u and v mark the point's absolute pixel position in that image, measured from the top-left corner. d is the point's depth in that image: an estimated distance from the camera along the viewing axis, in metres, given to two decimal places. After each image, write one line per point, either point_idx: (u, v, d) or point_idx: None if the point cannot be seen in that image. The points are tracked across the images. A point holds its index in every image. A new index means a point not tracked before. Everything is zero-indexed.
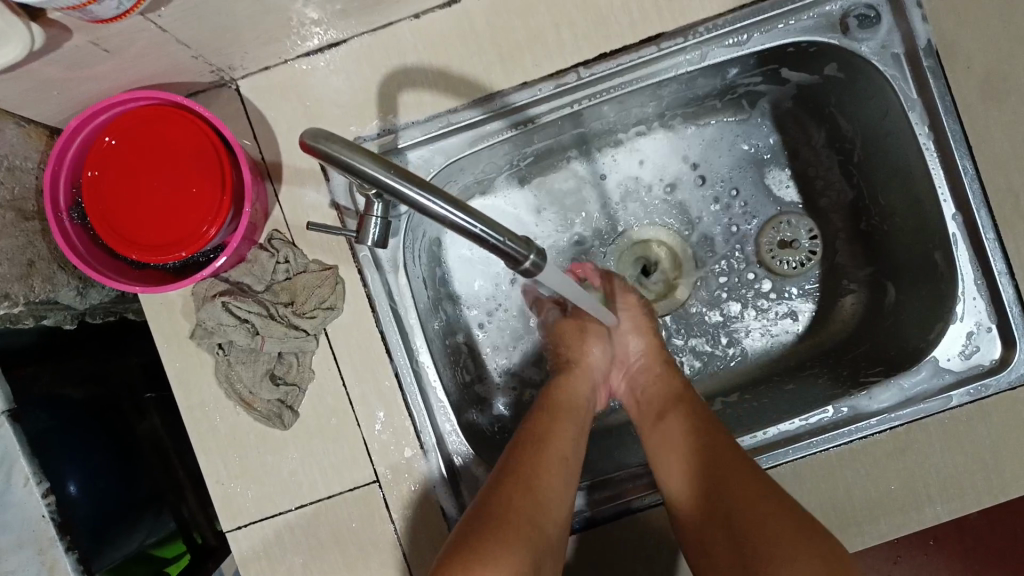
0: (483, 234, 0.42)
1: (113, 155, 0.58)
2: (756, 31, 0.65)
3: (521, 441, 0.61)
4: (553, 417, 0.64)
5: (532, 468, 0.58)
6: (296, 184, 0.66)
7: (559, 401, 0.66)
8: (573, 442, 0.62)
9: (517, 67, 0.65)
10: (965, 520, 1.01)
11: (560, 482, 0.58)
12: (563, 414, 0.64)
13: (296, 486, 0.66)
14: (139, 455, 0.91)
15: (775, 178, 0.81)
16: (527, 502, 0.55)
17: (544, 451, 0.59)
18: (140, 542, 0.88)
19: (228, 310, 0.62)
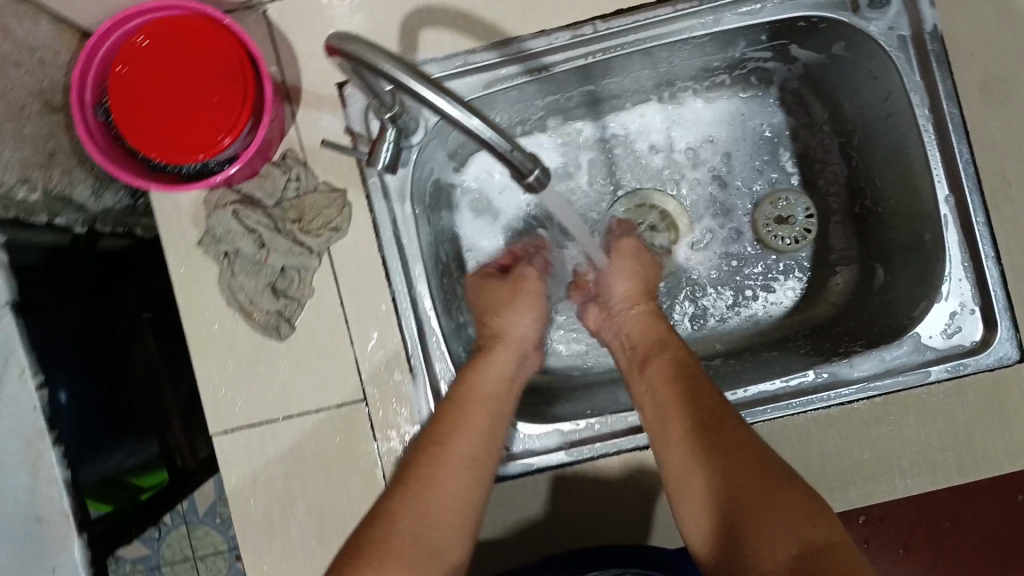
0: (490, 139, 0.45)
1: (140, 55, 0.60)
2: (770, 2, 0.67)
3: (430, 435, 0.60)
4: (458, 411, 0.62)
5: (430, 472, 0.57)
6: (313, 107, 0.68)
7: (473, 386, 0.64)
8: (480, 431, 0.61)
9: (539, 14, 0.67)
10: (934, 529, 1.02)
11: (457, 487, 0.57)
12: (471, 402, 0.63)
13: (287, 398, 0.68)
14: (128, 377, 0.93)
15: (777, 158, 0.84)
16: (409, 519, 0.54)
17: (445, 448, 0.59)
18: (119, 467, 0.90)
19: (238, 219, 0.66)
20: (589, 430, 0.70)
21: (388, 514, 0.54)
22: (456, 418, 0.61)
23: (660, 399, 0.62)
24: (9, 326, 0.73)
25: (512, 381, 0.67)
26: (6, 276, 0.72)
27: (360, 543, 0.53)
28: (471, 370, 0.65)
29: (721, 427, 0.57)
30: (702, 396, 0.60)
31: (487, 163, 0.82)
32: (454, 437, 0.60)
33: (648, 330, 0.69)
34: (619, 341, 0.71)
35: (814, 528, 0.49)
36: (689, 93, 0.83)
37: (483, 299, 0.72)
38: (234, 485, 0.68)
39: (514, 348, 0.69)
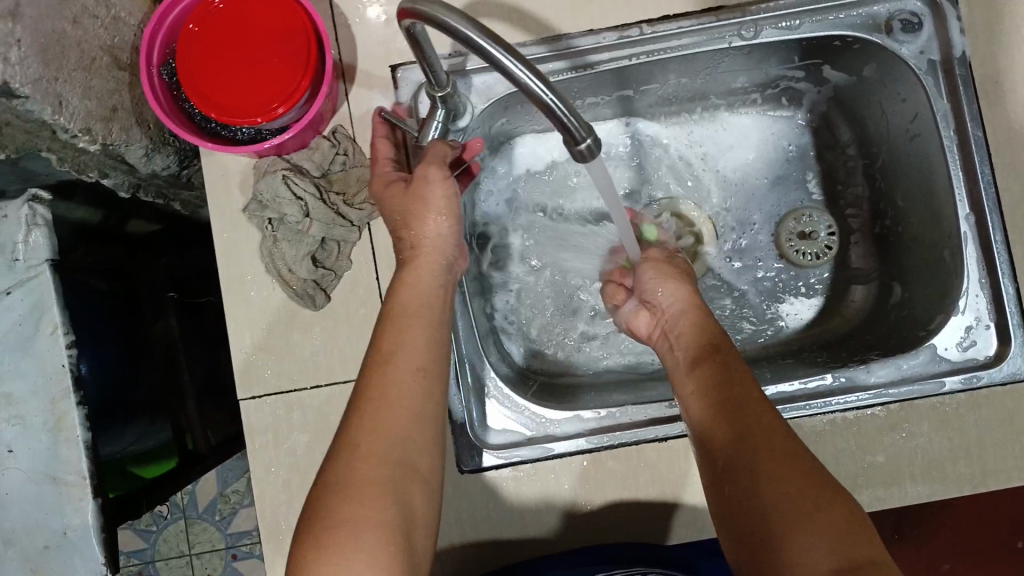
0: (553, 103, 0.47)
1: (210, 20, 0.62)
2: (808, 19, 0.71)
3: (374, 359, 0.58)
4: (381, 361, 0.58)
5: (378, 398, 0.55)
6: (366, 87, 0.70)
7: (402, 307, 0.61)
8: (420, 346, 0.59)
9: (586, 15, 0.70)
10: (937, 564, 1.05)
11: (387, 445, 0.53)
12: (403, 318, 0.60)
13: (316, 367, 0.69)
14: (148, 355, 0.91)
15: (803, 178, 0.86)
16: (337, 490, 0.51)
17: (388, 372, 0.57)
18: (121, 452, 0.88)
19: (287, 184, 0.67)
20: (609, 419, 0.70)
21: (348, 444, 0.54)
22: (390, 334, 0.59)
23: (702, 398, 0.62)
24: (47, 284, 0.74)
25: (438, 288, 0.63)
26: (49, 235, 0.73)
27: (331, 477, 0.52)
28: (403, 282, 0.62)
29: (763, 425, 0.57)
30: (746, 394, 0.60)
31: (524, 157, 0.84)
32: (380, 391, 0.56)
33: (691, 331, 0.68)
34: (666, 340, 0.70)
35: (849, 542, 0.50)
36: (721, 108, 0.85)
37: (389, 207, 0.65)
38: (257, 450, 0.68)
39: (433, 249, 0.64)
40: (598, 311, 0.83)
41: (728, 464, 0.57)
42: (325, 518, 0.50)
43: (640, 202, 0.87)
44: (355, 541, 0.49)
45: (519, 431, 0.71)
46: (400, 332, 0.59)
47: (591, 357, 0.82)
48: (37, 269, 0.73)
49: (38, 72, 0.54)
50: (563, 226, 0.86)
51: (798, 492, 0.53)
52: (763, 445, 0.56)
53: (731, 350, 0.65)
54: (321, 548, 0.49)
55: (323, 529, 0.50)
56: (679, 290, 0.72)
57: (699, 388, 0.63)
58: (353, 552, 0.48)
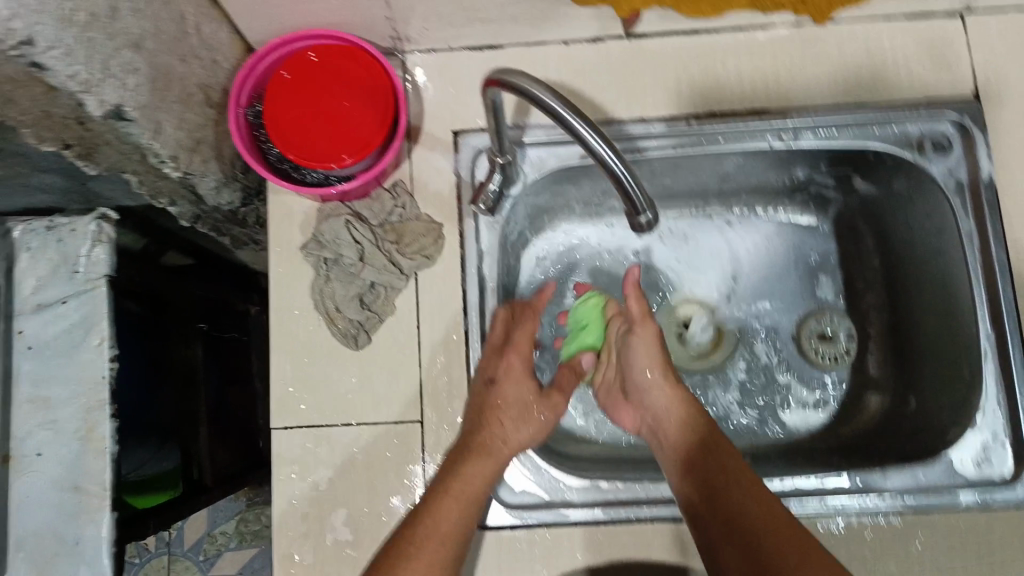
0: (609, 159, 0.52)
1: (299, 71, 0.68)
2: (847, 130, 0.76)
3: (428, 509, 0.61)
4: (432, 514, 0.61)
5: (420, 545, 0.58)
6: (428, 147, 0.75)
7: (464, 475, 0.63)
8: (466, 513, 0.62)
9: (640, 105, 0.76)
10: None
11: None
12: (461, 492, 0.62)
13: (348, 406, 0.71)
14: (166, 374, 0.91)
15: (826, 283, 0.89)
16: None
17: (431, 527, 0.60)
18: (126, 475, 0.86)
19: (348, 230, 0.72)
20: (625, 492, 0.71)
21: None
22: (441, 497, 0.61)
23: (700, 493, 0.62)
24: (101, 298, 0.77)
25: (504, 452, 0.66)
26: (111, 252, 0.77)
27: None
28: (470, 452, 0.65)
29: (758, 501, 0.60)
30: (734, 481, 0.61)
31: (565, 233, 0.88)
32: (425, 545, 0.58)
33: (685, 423, 0.68)
34: (654, 430, 0.70)
35: None
36: (752, 207, 0.90)
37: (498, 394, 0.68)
38: (280, 479, 0.69)
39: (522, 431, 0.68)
40: None
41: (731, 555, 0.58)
42: None
43: (666, 285, 0.90)
44: None
45: (539, 495, 0.71)
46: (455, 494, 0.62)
47: (603, 429, 0.83)
48: (96, 282, 0.77)
49: (144, 97, 0.59)
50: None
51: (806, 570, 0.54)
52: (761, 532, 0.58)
53: (727, 445, 0.65)
54: None
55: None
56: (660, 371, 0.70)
57: (696, 484, 0.63)
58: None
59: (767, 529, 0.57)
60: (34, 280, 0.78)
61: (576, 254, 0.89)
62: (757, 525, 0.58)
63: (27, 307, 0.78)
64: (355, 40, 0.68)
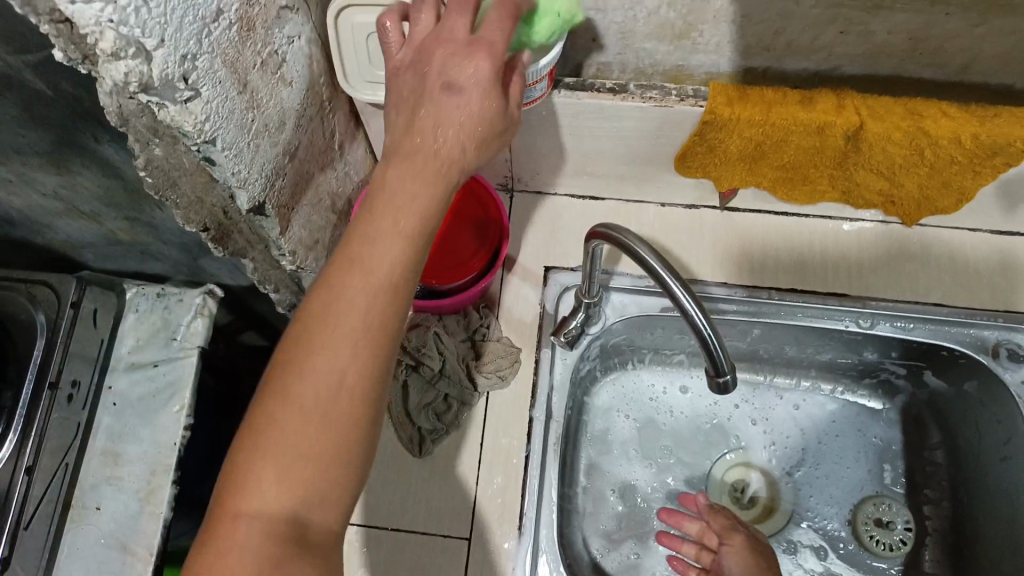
0: (703, 327, 0.54)
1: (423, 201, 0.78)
2: (923, 324, 0.78)
3: (335, 269, 0.45)
4: (338, 270, 0.45)
5: (299, 364, 0.43)
6: (519, 278, 0.80)
7: (386, 213, 0.46)
8: (383, 300, 0.45)
9: (724, 271, 0.81)
10: None
11: (324, 367, 0.43)
12: (388, 237, 0.45)
13: (400, 512, 0.73)
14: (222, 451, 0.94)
15: (889, 471, 0.88)
16: (258, 423, 0.43)
17: (344, 287, 0.44)
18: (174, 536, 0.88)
19: (434, 339, 0.75)
20: None
21: (259, 429, 0.43)
22: (372, 244, 0.45)
23: None
24: (189, 367, 0.81)
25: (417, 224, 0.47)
26: (208, 325, 0.83)
27: (254, 416, 0.43)
28: (409, 178, 0.47)
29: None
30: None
31: (635, 378, 0.91)
32: (334, 305, 0.44)
33: None
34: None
35: None
36: (820, 384, 0.91)
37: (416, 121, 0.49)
38: None
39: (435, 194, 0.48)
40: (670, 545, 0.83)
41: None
42: (239, 462, 0.42)
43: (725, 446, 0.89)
44: (259, 475, 0.42)
45: None
46: (377, 243, 0.45)
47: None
48: (188, 351, 0.82)
49: (283, 198, 0.66)
50: (649, 447, 0.88)
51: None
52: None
53: None
54: (238, 474, 0.42)
55: (219, 527, 0.41)
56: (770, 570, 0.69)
57: None
58: (230, 557, 0.40)
59: None
60: (133, 341, 0.83)
61: (640, 399, 0.90)
62: None
63: (121, 365, 0.83)
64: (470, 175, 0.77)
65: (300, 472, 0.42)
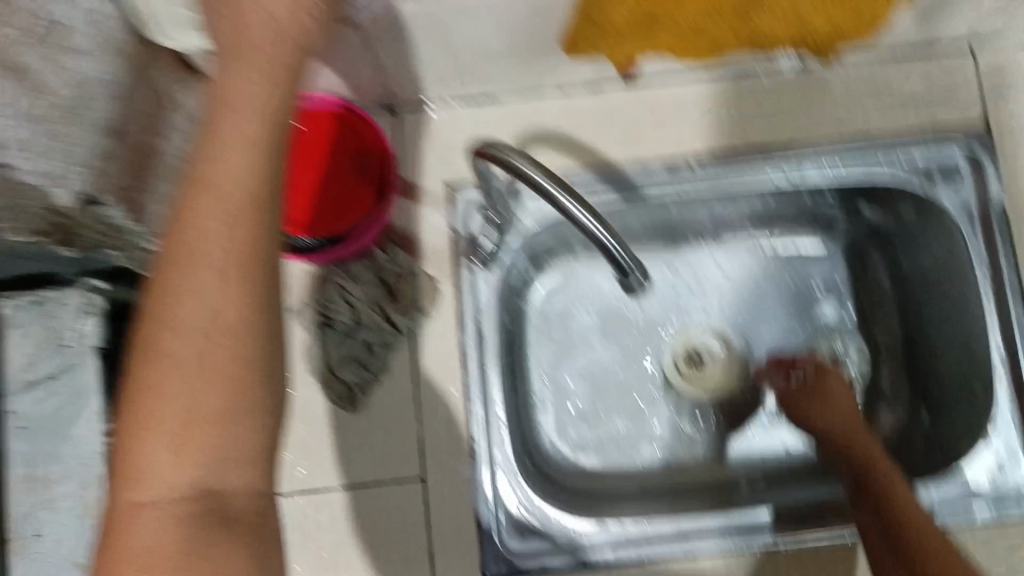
0: (614, 249, 0.54)
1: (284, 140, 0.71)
2: (852, 162, 0.74)
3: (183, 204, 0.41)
4: (184, 207, 0.41)
5: (167, 321, 0.41)
6: (423, 204, 0.73)
7: (224, 123, 0.41)
8: (238, 226, 0.41)
9: (637, 147, 0.75)
10: None
11: (194, 314, 0.41)
12: (231, 151, 0.41)
13: (348, 470, 0.69)
14: None
15: (825, 309, 0.85)
16: (141, 388, 0.41)
17: (194, 222, 0.41)
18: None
19: (342, 293, 0.71)
20: (635, 529, 0.70)
21: (141, 408, 0.41)
22: (213, 166, 0.41)
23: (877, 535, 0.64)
24: (92, 369, 0.75)
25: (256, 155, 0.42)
26: (101, 322, 0.75)
27: (135, 382, 0.41)
28: (238, 75, 0.42)
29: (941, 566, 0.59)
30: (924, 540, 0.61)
31: (571, 272, 0.85)
32: (189, 244, 0.41)
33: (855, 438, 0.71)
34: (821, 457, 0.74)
35: None
36: (758, 240, 0.86)
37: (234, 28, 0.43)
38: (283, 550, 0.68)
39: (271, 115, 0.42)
40: (631, 431, 0.83)
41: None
42: (133, 435, 0.41)
43: (663, 327, 0.85)
44: (156, 445, 0.41)
45: (546, 536, 0.69)
46: (219, 160, 0.41)
47: (606, 462, 0.82)
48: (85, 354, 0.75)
49: (117, 176, 0.57)
50: (586, 341, 0.85)
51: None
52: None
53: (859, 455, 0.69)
54: (134, 448, 0.41)
55: (128, 508, 0.41)
56: (851, 421, 0.72)
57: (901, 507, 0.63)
58: (140, 545, 0.40)
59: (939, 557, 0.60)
60: None
61: (570, 299, 0.85)
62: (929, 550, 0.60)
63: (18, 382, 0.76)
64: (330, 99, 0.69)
65: (190, 447, 0.41)
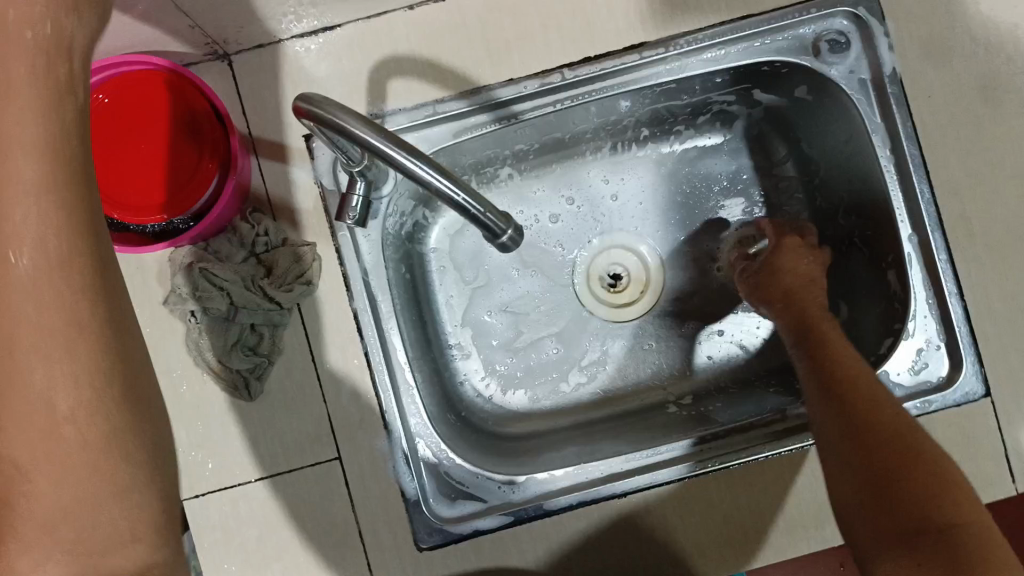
0: (466, 203, 0.49)
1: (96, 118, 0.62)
2: (734, 48, 0.69)
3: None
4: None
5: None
6: (281, 161, 0.67)
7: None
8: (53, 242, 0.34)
9: (505, 63, 0.68)
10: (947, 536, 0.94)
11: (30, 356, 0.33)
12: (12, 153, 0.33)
13: (257, 460, 0.66)
14: None
15: (729, 209, 0.82)
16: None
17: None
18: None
19: (205, 276, 0.64)
20: (566, 479, 0.69)
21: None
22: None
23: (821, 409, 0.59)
24: None
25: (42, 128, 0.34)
26: None
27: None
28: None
29: (880, 409, 0.56)
30: (862, 385, 0.59)
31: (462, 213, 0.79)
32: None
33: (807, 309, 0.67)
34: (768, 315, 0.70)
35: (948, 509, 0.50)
36: (656, 148, 0.81)
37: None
38: (204, 550, 0.66)
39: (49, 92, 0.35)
40: (561, 366, 0.80)
41: (859, 475, 0.54)
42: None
43: (572, 252, 0.82)
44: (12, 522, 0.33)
45: (477, 500, 0.68)
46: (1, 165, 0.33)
47: (534, 402, 0.79)
48: None
49: None
50: (490, 277, 0.80)
51: (933, 500, 0.51)
52: (886, 451, 0.54)
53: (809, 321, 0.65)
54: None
55: None
56: (802, 279, 0.70)
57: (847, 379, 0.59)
58: None
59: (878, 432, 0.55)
60: None
61: (467, 237, 0.80)
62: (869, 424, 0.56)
63: None
64: (134, 58, 0.61)
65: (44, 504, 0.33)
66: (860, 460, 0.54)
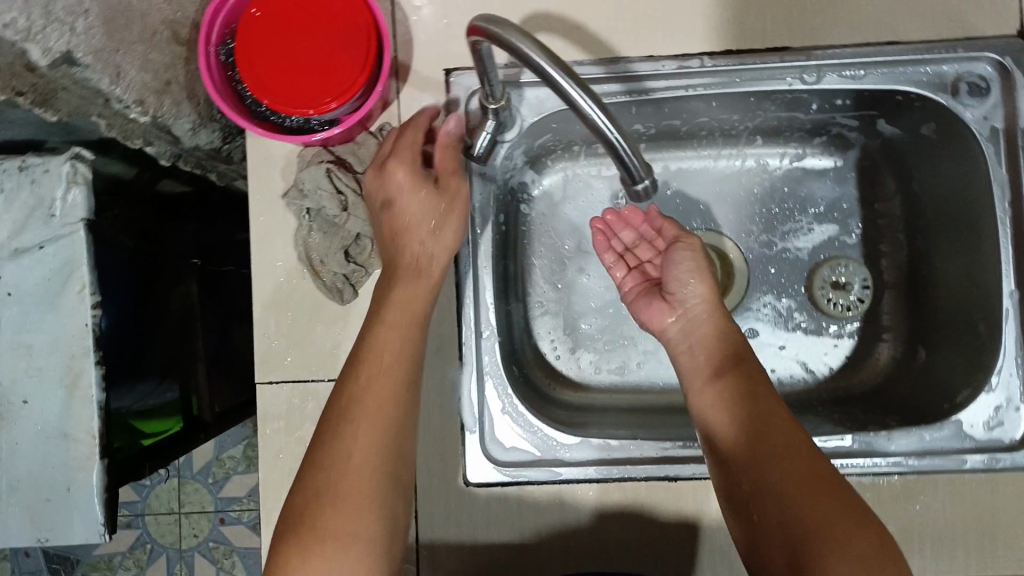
0: (618, 143, 0.49)
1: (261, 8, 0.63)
2: (874, 70, 0.69)
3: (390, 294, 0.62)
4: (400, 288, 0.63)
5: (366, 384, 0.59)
6: (418, 88, 0.70)
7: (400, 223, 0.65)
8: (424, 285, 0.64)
9: (647, 40, 0.70)
10: None
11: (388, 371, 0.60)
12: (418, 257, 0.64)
13: (335, 362, 0.68)
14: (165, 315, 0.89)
15: (820, 231, 0.83)
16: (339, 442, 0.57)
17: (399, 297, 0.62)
18: (127, 407, 0.84)
19: (329, 177, 0.67)
20: (620, 450, 0.70)
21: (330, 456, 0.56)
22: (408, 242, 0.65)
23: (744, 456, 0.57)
24: (80, 243, 0.74)
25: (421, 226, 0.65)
26: (87, 193, 0.74)
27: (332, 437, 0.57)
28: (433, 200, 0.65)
29: (804, 462, 0.55)
30: (782, 433, 0.57)
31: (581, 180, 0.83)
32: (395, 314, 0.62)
33: (717, 335, 0.65)
34: (687, 342, 0.67)
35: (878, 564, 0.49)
36: (767, 162, 0.83)
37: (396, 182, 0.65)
38: (267, 434, 0.68)
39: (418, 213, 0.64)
40: (628, 350, 0.81)
41: (777, 538, 0.52)
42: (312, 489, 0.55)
43: None
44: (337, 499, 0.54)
45: (532, 451, 0.70)
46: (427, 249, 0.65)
47: (595, 372, 0.81)
48: (73, 226, 0.74)
49: (97, 40, 0.55)
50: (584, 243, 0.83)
51: (862, 558, 0.49)
52: (816, 499, 0.52)
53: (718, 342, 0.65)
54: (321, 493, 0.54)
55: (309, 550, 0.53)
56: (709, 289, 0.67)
57: (768, 428, 0.57)
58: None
59: (813, 486, 0.53)
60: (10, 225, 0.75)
61: (570, 201, 0.83)
62: (795, 472, 0.54)
63: (5, 252, 0.76)
64: None
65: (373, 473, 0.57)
66: (797, 512, 0.52)
